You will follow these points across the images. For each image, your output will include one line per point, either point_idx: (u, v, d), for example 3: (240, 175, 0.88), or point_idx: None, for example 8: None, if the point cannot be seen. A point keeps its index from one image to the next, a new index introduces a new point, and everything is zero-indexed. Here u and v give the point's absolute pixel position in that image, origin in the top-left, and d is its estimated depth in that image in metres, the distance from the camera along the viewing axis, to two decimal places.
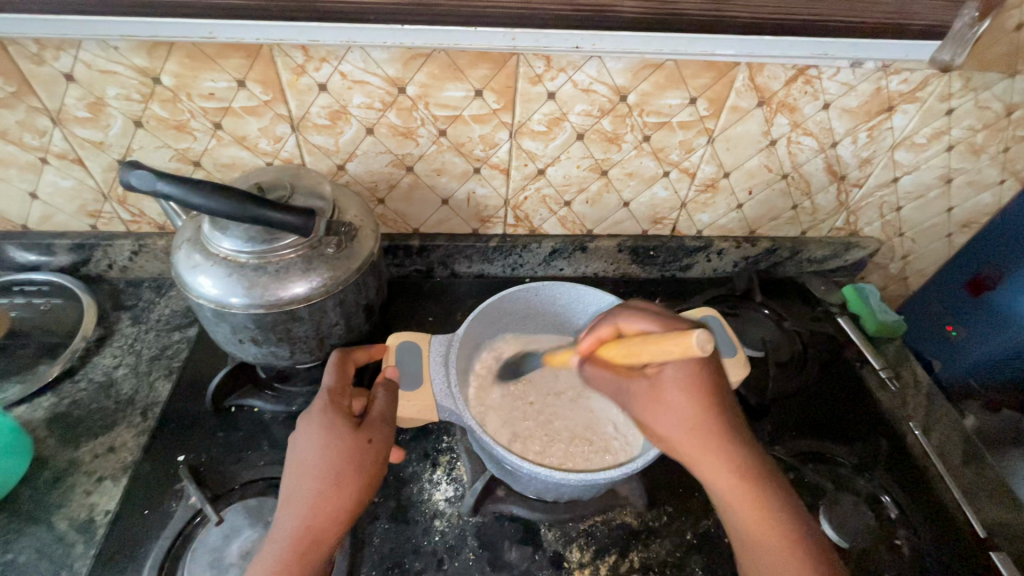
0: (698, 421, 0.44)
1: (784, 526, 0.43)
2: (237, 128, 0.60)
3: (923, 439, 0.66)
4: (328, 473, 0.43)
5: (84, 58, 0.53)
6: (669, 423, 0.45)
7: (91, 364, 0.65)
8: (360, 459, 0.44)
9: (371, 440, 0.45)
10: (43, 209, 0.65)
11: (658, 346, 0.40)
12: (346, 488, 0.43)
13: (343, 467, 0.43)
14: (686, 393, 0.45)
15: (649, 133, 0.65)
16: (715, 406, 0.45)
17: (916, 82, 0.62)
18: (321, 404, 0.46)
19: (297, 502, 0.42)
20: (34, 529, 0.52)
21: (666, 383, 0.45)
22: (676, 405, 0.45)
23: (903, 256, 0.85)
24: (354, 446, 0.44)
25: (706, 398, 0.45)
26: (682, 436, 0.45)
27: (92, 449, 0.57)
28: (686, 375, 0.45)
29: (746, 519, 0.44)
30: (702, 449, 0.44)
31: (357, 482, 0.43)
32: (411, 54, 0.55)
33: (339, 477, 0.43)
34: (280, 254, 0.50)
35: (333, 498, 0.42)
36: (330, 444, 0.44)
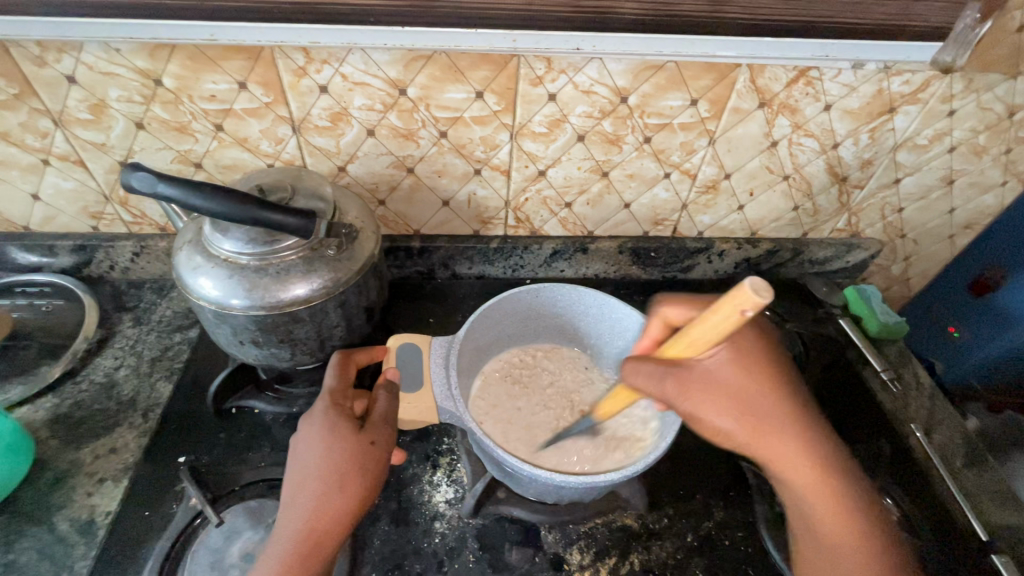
0: (766, 407, 0.45)
1: (854, 507, 0.45)
2: (238, 130, 0.60)
3: (925, 441, 0.65)
4: (331, 474, 0.43)
5: (85, 60, 0.53)
6: (732, 415, 0.44)
7: (92, 365, 0.65)
8: (363, 460, 0.44)
9: (373, 442, 0.45)
10: (45, 210, 0.66)
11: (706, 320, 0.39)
12: (349, 489, 0.43)
13: (345, 468, 0.43)
14: (751, 379, 0.45)
15: (650, 134, 0.65)
16: (779, 391, 0.46)
17: (917, 83, 0.62)
18: (323, 405, 0.46)
19: (300, 503, 0.42)
20: (34, 530, 0.52)
21: (726, 372, 0.45)
22: (740, 391, 0.44)
23: (905, 257, 0.85)
24: (356, 447, 0.44)
25: (771, 383, 0.46)
26: (756, 424, 0.44)
27: (93, 450, 0.57)
28: (748, 361, 0.45)
29: (816, 502, 0.45)
30: (775, 436, 0.45)
31: (360, 484, 0.43)
32: (411, 57, 0.55)
33: (341, 478, 0.43)
34: (281, 255, 0.50)
35: (336, 499, 0.42)
36: (333, 445, 0.44)
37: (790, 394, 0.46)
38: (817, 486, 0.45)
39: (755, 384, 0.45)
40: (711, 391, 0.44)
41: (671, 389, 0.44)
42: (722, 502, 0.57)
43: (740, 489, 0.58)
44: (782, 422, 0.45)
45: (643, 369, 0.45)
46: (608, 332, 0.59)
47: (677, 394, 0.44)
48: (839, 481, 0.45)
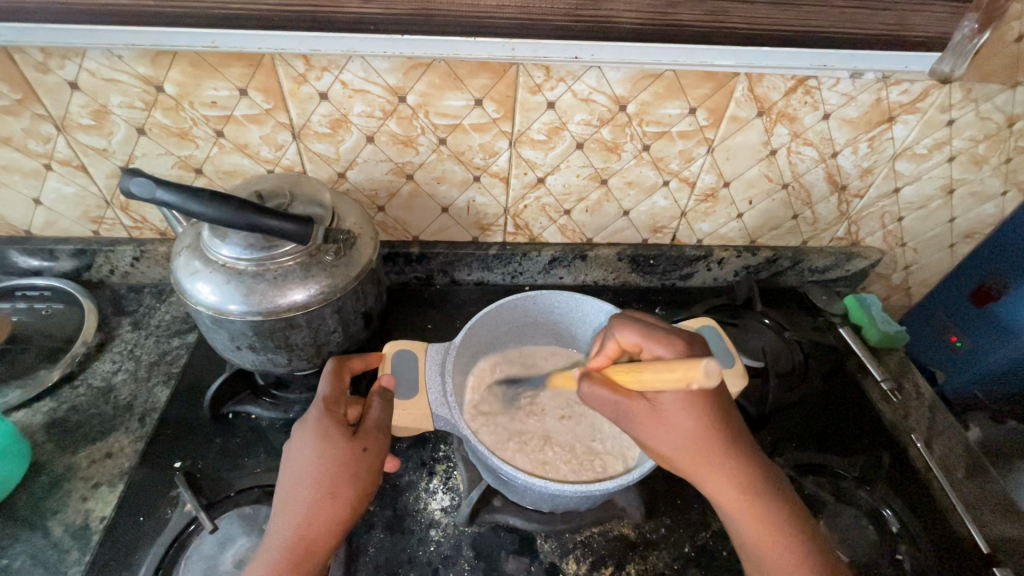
0: (701, 443, 0.45)
1: (788, 534, 0.44)
2: (238, 136, 0.61)
3: (926, 450, 0.65)
4: (324, 482, 0.43)
5: (88, 67, 0.54)
6: (665, 446, 0.46)
7: (90, 369, 0.65)
8: (356, 468, 0.43)
9: (366, 449, 0.44)
10: (47, 215, 0.66)
11: (658, 374, 0.42)
12: (342, 497, 0.43)
13: (339, 476, 0.43)
14: (689, 414, 0.45)
15: (649, 142, 0.65)
16: (717, 426, 0.46)
17: (916, 93, 0.62)
18: (317, 412, 0.45)
19: (292, 512, 0.42)
20: (29, 534, 0.52)
21: (667, 408, 0.45)
22: (681, 425, 0.45)
23: (906, 266, 0.85)
24: (349, 454, 0.44)
25: (706, 420, 0.46)
26: (691, 456, 0.45)
27: (89, 455, 0.57)
28: (691, 397, 0.45)
29: (748, 533, 0.45)
30: (710, 468, 0.45)
31: (353, 492, 0.43)
32: (411, 64, 0.55)
33: (334, 486, 0.43)
34: (279, 261, 0.50)
35: (328, 507, 0.42)
36: (325, 453, 0.43)
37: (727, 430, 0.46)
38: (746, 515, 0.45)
39: (693, 419, 0.45)
40: (653, 421, 0.46)
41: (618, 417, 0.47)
42: (720, 512, 0.57)
43: None
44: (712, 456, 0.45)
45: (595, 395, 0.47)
46: None
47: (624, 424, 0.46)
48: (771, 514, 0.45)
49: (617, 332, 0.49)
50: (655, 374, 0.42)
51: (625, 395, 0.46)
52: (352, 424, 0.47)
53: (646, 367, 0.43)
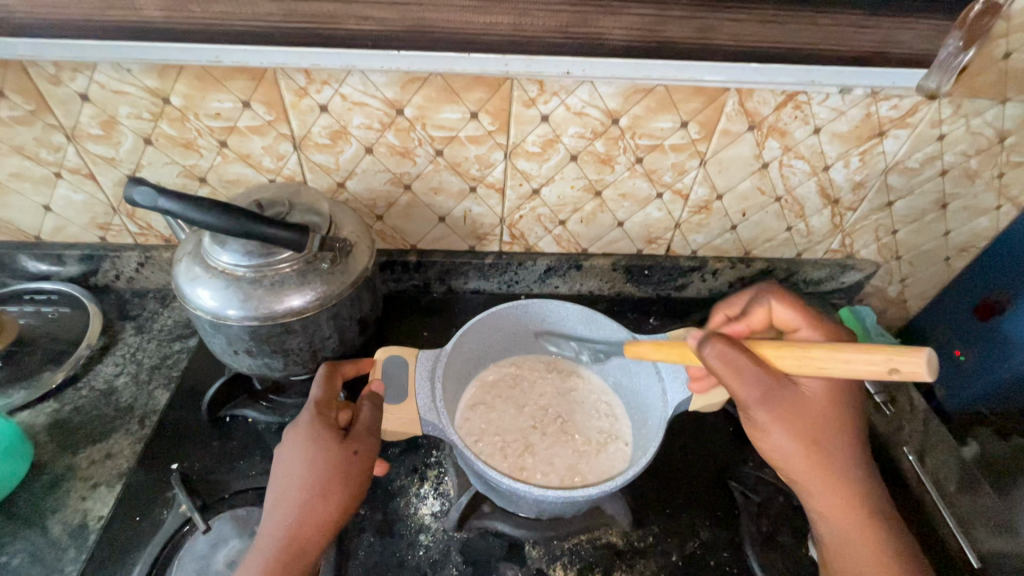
0: (830, 438, 0.48)
1: (883, 539, 0.48)
2: (241, 146, 0.63)
3: (917, 464, 0.66)
4: (313, 486, 0.43)
5: (98, 80, 0.56)
6: (802, 437, 0.47)
7: (93, 371, 0.66)
8: (345, 471, 0.44)
9: (356, 452, 0.45)
10: (56, 221, 0.68)
11: (846, 356, 0.40)
12: (331, 499, 0.44)
13: (328, 479, 0.44)
14: (833, 410, 0.48)
15: (641, 155, 0.66)
16: (850, 425, 0.49)
17: (905, 108, 0.63)
18: (307, 416, 0.46)
19: (280, 514, 0.43)
20: (28, 532, 0.53)
21: (813, 398, 0.47)
22: (823, 415, 0.48)
23: (901, 279, 0.85)
24: (339, 458, 0.44)
25: (841, 418, 0.49)
26: (822, 450, 0.48)
27: (90, 455, 0.59)
28: (835, 392, 0.48)
29: (843, 531, 0.49)
30: (835, 461, 0.48)
31: (342, 494, 0.44)
32: (408, 78, 0.57)
33: (323, 489, 0.43)
34: (277, 268, 0.52)
35: (317, 509, 0.43)
36: (316, 457, 0.44)
37: (855, 429, 0.49)
38: (847, 512, 0.49)
39: (832, 415, 0.48)
40: (797, 412, 0.47)
41: (759, 396, 0.45)
42: (709, 522, 0.57)
43: (726, 508, 0.58)
44: (836, 451, 0.48)
45: (741, 367, 0.45)
46: (597, 348, 0.59)
47: (764, 407, 0.46)
48: (872, 514, 0.49)
49: (772, 304, 0.56)
50: (837, 353, 0.41)
51: (773, 373, 0.45)
52: (343, 428, 0.47)
53: (826, 348, 0.42)
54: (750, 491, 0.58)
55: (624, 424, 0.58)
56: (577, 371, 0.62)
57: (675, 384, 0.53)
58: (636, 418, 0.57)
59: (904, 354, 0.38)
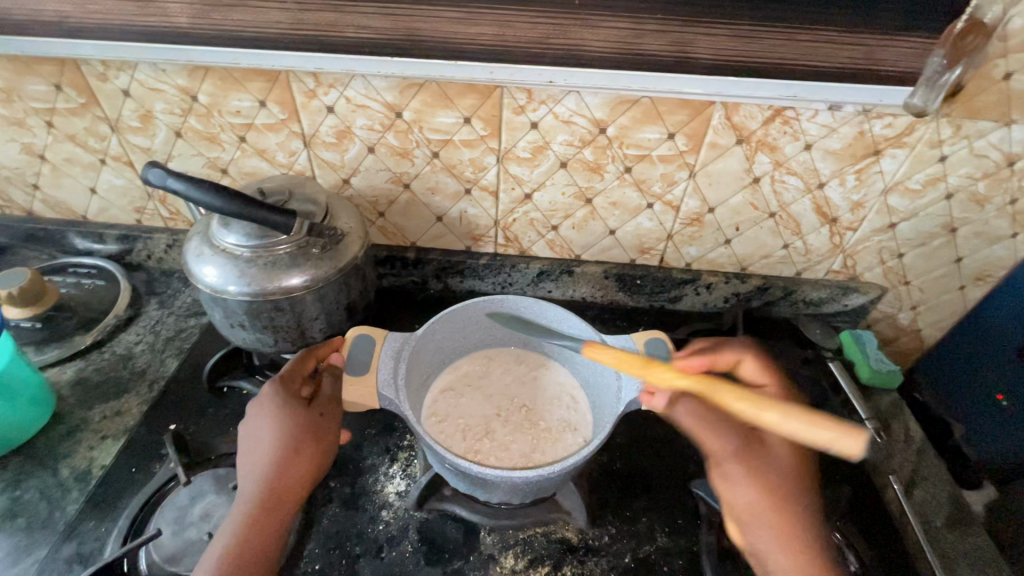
0: (786, 486, 0.49)
1: None
2: (258, 141, 0.69)
3: (902, 496, 0.62)
4: (284, 444, 0.49)
5: (139, 78, 0.64)
6: (756, 480, 0.49)
7: (117, 339, 0.74)
8: (316, 432, 0.50)
9: (322, 414, 0.51)
10: (100, 202, 0.78)
11: (785, 416, 0.44)
12: (304, 456, 0.49)
13: (299, 437, 0.49)
14: (791, 463, 0.50)
15: (630, 164, 0.68)
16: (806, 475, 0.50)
17: (901, 126, 0.62)
18: (272, 388, 0.51)
19: (255, 473, 0.48)
20: (41, 473, 0.59)
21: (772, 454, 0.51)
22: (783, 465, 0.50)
23: (913, 306, 0.81)
24: (308, 420, 0.50)
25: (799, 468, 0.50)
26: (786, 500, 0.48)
27: (102, 411, 0.65)
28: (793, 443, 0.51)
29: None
30: (799, 512, 0.48)
31: (312, 451, 0.49)
32: (406, 84, 0.62)
33: (295, 447, 0.49)
34: (272, 250, 0.57)
35: (291, 467, 0.48)
36: (285, 419, 0.49)
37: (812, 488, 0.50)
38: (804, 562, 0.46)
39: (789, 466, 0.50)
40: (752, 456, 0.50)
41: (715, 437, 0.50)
42: (667, 528, 0.57)
43: (688, 516, 0.58)
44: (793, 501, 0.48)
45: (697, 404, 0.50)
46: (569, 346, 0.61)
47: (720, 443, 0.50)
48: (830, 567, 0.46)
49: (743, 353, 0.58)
50: (785, 412, 0.44)
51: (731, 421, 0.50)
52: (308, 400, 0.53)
53: (775, 405, 0.45)
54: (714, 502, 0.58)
55: (586, 425, 0.58)
56: (550, 369, 0.64)
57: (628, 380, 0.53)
58: (598, 418, 0.57)
59: (838, 433, 0.42)
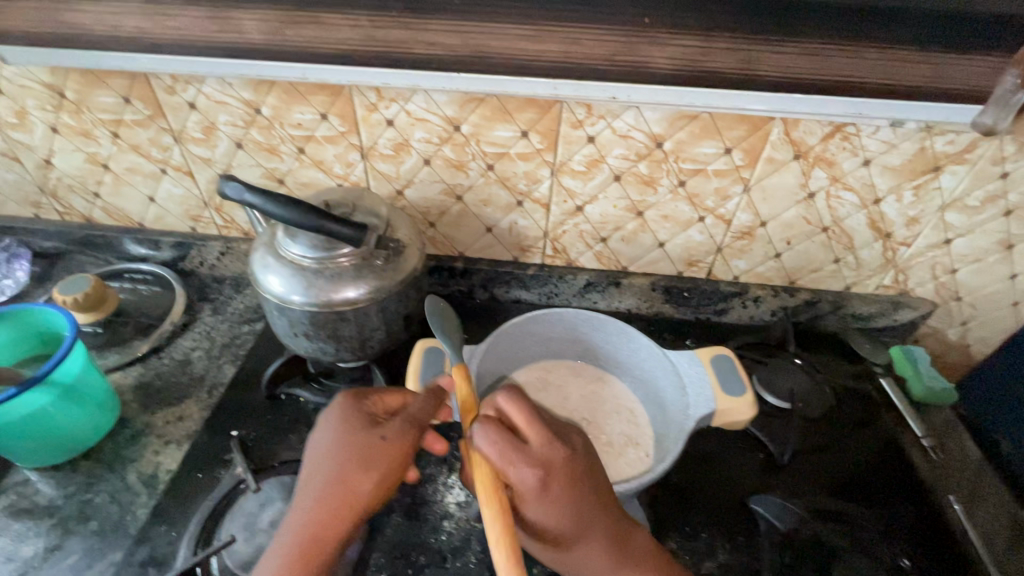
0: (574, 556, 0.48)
1: None
2: (316, 153, 0.70)
3: (964, 516, 0.61)
4: (336, 464, 0.46)
5: (205, 91, 0.65)
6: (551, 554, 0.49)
7: (175, 344, 0.75)
8: (371, 457, 0.46)
9: (383, 438, 0.47)
10: (157, 211, 0.80)
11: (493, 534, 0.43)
12: (355, 481, 0.45)
13: (352, 459, 0.46)
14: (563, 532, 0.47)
15: (684, 178, 0.68)
16: (578, 523, 0.47)
17: (963, 143, 0.62)
18: (341, 402, 0.49)
19: (310, 492, 0.46)
20: (110, 476, 0.61)
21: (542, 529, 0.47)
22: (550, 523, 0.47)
23: (963, 321, 0.80)
24: (367, 443, 0.46)
25: (568, 520, 0.47)
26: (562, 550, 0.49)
27: (164, 416, 0.67)
28: (541, 503, 0.46)
29: None
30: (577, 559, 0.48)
31: (364, 479, 0.45)
32: (467, 98, 0.63)
33: (345, 470, 0.45)
34: (338, 262, 0.58)
35: (339, 493, 0.45)
36: (345, 438, 0.47)
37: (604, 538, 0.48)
38: None
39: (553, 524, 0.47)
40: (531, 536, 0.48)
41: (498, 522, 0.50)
42: (728, 545, 0.58)
43: (750, 535, 0.59)
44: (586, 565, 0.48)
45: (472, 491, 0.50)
46: (625, 359, 0.62)
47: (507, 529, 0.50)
48: None
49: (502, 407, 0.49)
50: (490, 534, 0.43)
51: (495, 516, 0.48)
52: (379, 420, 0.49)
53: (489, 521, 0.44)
54: (776, 519, 0.58)
55: (647, 441, 0.59)
56: (606, 381, 0.64)
57: (699, 399, 0.53)
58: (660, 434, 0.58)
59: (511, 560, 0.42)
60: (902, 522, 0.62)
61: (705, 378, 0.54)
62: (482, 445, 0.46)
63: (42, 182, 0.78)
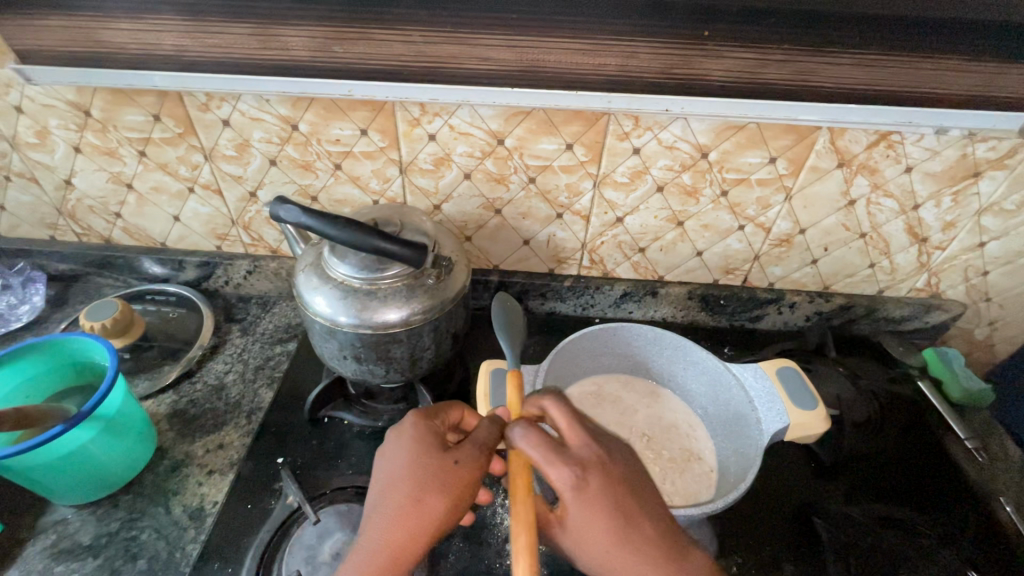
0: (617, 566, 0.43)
1: None
2: (353, 169, 0.68)
3: (1017, 517, 0.62)
4: (411, 486, 0.44)
5: (240, 108, 0.63)
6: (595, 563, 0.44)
7: (206, 368, 0.73)
8: (444, 480, 0.45)
9: (457, 462, 0.46)
10: (181, 230, 0.77)
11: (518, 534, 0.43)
12: (427, 504, 0.44)
13: (428, 481, 0.44)
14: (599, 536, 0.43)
15: (727, 188, 0.68)
16: (623, 530, 0.43)
17: (1004, 150, 0.62)
18: (412, 421, 0.49)
19: (382, 511, 0.44)
20: (154, 511, 0.59)
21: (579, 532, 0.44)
22: (590, 527, 0.43)
23: (990, 322, 0.81)
24: (441, 467, 0.45)
25: (612, 525, 0.43)
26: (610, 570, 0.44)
27: (204, 444, 0.65)
28: (583, 505, 0.43)
29: None
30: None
31: (441, 502, 0.44)
32: (513, 112, 0.61)
33: (422, 490, 0.44)
34: (389, 281, 0.56)
35: (415, 515, 0.43)
36: (418, 458, 0.46)
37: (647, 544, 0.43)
38: None
39: (595, 529, 0.43)
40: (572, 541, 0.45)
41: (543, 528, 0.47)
42: (793, 558, 0.60)
43: (810, 545, 0.61)
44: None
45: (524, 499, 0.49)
46: (678, 371, 0.68)
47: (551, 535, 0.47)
48: None
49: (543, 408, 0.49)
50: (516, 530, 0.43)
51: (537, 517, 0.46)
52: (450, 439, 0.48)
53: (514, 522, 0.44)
54: (837, 529, 0.60)
55: (710, 456, 0.64)
56: (658, 395, 0.70)
57: (771, 414, 0.57)
58: (721, 448, 0.63)
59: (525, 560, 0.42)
60: (962, 527, 0.62)
61: (774, 394, 0.58)
62: (519, 441, 0.44)
63: (60, 204, 0.75)
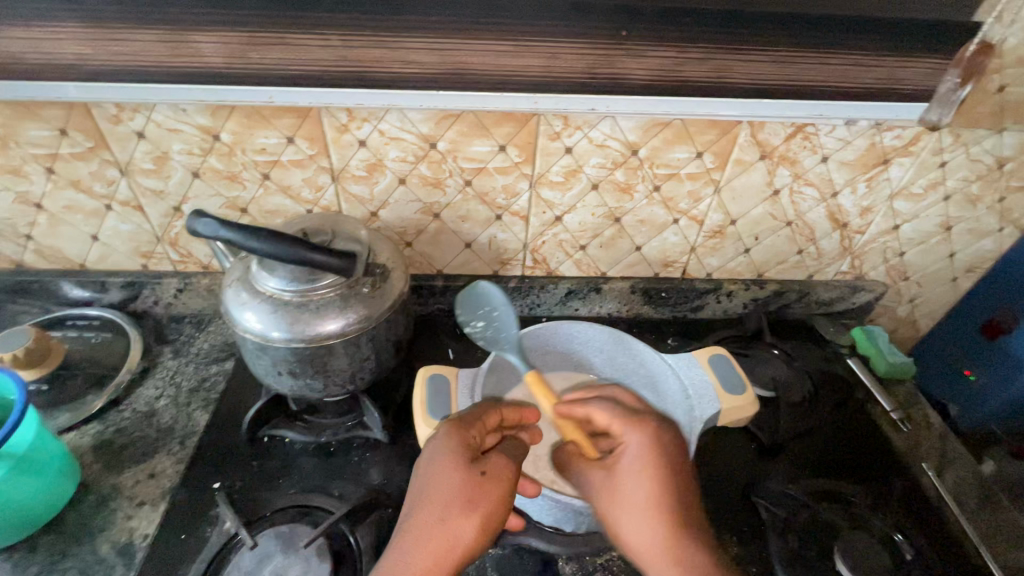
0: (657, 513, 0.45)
1: None
2: (282, 178, 0.66)
3: (938, 480, 0.66)
4: (438, 504, 0.44)
5: (156, 119, 0.60)
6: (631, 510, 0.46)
7: (135, 394, 0.69)
8: (471, 496, 0.45)
9: (485, 474, 0.46)
10: (101, 250, 0.73)
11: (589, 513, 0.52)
12: (456, 523, 0.44)
13: (453, 498, 0.44)
14: (651, 479, 0.46)
15: (659, 183, 0.70)
16: (667, 505, 0.46)
17: (907, 138, 0.66)
18: (447, 431, 0.48)
19: (412, 530, 0.44)
20: (78, 550, 0.55)
21: (631, 477, 0.47)
22: (644, 468, 0.47)
23: (911, 299, 0.86)
24: (468, 483, 0.45)
25: (661, 486, 0.46)
26: (635, 540, 0.46)
27: (134, 475, 0.61)
28: (641, 460, 0.47)
29: None
30: (646, 557, 0.45)
31: (467, 522, 0.44)
32: (443, 115, 0.61)
33: (447, 509, 0.44)
34: (321, 292, 0.55)
35: (441, 535, 0.43)
36: (446, 474, 0.46)
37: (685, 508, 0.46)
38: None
39: (643, 484, 0.46)
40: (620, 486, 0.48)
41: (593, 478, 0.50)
42: (735, 538, 0.62)
43: (752, 524, 0.63)
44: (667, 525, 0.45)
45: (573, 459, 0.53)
46: (620, 364, 0.69)
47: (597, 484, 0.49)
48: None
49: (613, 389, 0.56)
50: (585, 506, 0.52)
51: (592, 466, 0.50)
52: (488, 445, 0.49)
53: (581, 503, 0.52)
54: (774, 506, 0.62)
55: None
56: None
57: (703, 401, 0.60)
58: None
59: None
60: (889, 494, 0.66)
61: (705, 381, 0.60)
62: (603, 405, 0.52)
63: None
